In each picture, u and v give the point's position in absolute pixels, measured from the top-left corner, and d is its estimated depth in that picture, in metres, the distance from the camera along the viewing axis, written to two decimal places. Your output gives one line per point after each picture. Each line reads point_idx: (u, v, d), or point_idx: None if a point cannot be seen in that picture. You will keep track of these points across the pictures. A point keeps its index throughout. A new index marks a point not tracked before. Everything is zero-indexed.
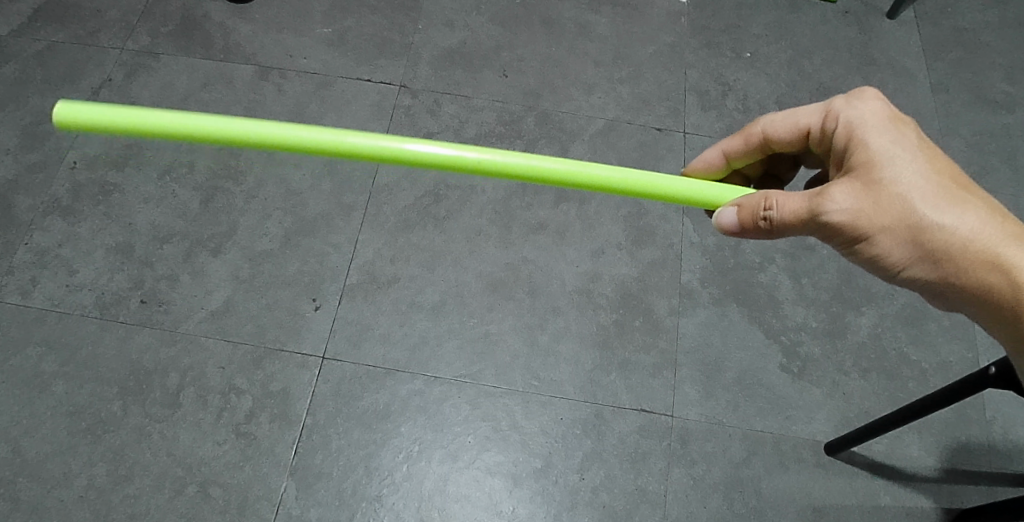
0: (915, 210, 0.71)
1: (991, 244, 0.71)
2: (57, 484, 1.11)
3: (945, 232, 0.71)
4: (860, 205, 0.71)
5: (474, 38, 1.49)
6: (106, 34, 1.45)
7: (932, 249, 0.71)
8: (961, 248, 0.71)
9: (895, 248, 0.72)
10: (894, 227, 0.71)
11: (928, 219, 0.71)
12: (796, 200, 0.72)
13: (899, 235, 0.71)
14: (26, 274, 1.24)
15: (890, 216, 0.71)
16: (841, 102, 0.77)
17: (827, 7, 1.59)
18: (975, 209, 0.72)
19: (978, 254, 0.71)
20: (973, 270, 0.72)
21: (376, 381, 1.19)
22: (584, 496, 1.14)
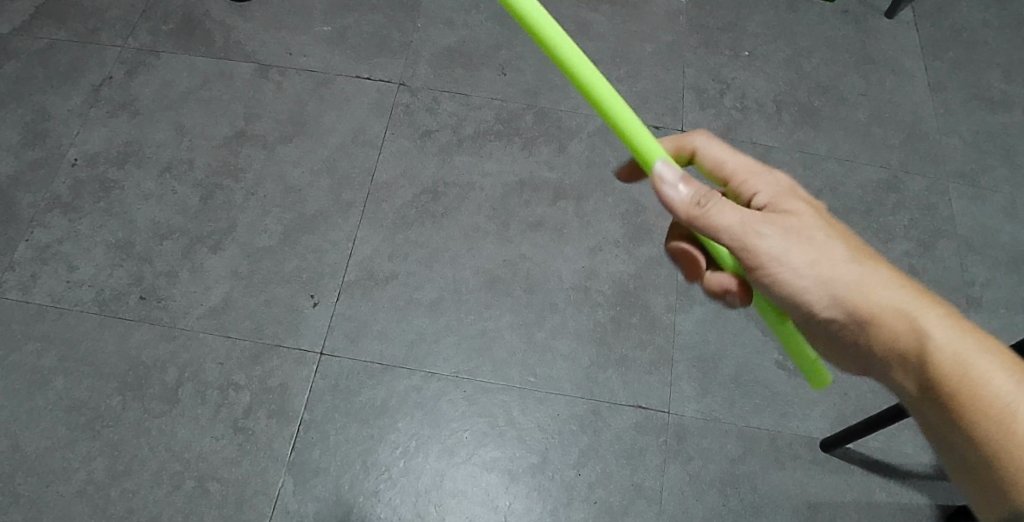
0: (831, 255, 0.73)
1: (903, 301, 0.72)
2: (56, 479, 1.12)
3: (861, 279, 0.72)
4: (781, 240, 0.73)
5: (472, 37, 1.49)
6: (107, 32, 1.46)
7: (847, 293, 0.72)
8: (875, 298, 0.72)
9: (811, 286, 0.72)
10: (811, 265, 0.72)
11: (844, 265, 0.72)
12: (728, 214, 0.73)
13: (815, 275, 0.72)
14: (26, 270, 1.25)
15: (807, 256, 0.72)
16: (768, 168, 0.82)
17: (825, 6, 1.60)
18: (888, 270, 0.74)
19: (890, 307, 0.71)
20: (887, 321, 0.71)
21: (374, 377, 1.19)
22: (580, 492, 1.14)
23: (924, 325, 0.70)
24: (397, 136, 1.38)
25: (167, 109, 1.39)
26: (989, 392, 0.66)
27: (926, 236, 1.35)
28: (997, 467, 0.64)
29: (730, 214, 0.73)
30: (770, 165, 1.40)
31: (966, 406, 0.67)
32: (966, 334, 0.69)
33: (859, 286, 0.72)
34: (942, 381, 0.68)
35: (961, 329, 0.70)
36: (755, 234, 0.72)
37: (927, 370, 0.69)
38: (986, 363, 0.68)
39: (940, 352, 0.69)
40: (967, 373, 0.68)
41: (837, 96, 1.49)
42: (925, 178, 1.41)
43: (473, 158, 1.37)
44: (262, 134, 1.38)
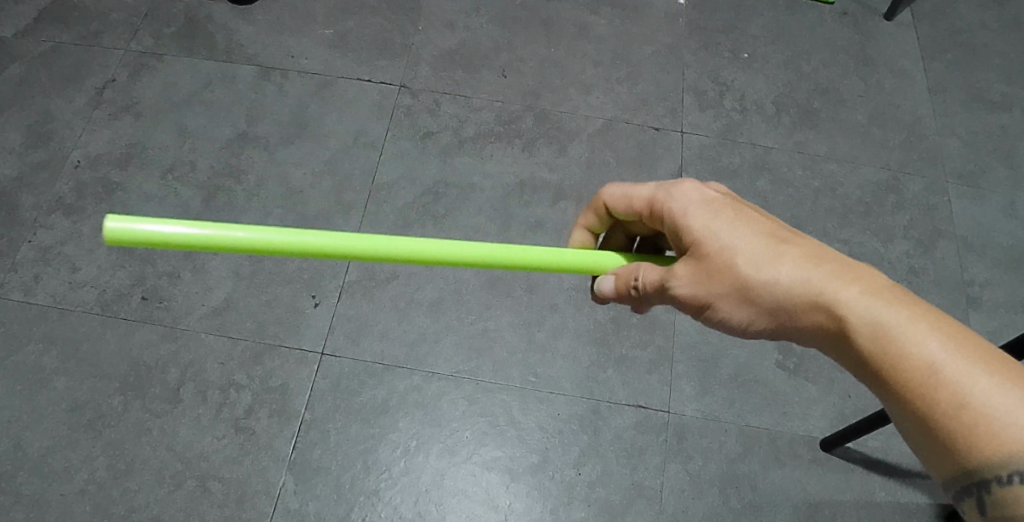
0: (739, 273, 0.72)
1: (816, 291, 0.70)
2: (57, 479, 1.12)
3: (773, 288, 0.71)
4: (693, 273, 0.74)
5: (473, 39, 1.50)
6: (110, 35, 1.47)
7: (766, 309, 0.72)
8: (791, 303, 0.71)
9: (731, 310, 0.73)
10: (727, 289, 0.73)
11: (756, 280, 0.71)
12: (648, 271, 0.77)
13: (730, 297, 0.73)
14: (28, 271, 1.25)
15: (718, 282, 0.73)
16: (662, 192, 0.78)
17: (824, 8, 1.61)
18: (795, 260, 0.71)
19: (805, 307, 0.70)
20: (807, 323, 0.71)
21: (374, 377, 1.20)
22: (580, 491, 1.14)
23: (840, 319, 0.69)
24: (398, 137, 1.39)
25: (169, 111, 1.40)
26: (916, 374, 0.65)
27: (926, 236, 1.36)
28: (932, 446, 0.65)
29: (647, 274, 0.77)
30: (770, 165, 1.41)
31: (897, 391, 0.66)
32: (890, 311, 0.68)
33: (775, 299, 0.71)
34: (874, 371, 0.68)
35: (883, 305, 0.68)
36: (668, 278, 0.75)
37: (853, 363, 0.69)
38: (909, 337, 0.66)
39: (863, 345, 0.68)
40: (891, 354, 0.66)
41: (836, 97, 1.50)
42: (925, 178, 1.42)
43: (474, 160, 1.37)
44: (264, 136, 1.38)
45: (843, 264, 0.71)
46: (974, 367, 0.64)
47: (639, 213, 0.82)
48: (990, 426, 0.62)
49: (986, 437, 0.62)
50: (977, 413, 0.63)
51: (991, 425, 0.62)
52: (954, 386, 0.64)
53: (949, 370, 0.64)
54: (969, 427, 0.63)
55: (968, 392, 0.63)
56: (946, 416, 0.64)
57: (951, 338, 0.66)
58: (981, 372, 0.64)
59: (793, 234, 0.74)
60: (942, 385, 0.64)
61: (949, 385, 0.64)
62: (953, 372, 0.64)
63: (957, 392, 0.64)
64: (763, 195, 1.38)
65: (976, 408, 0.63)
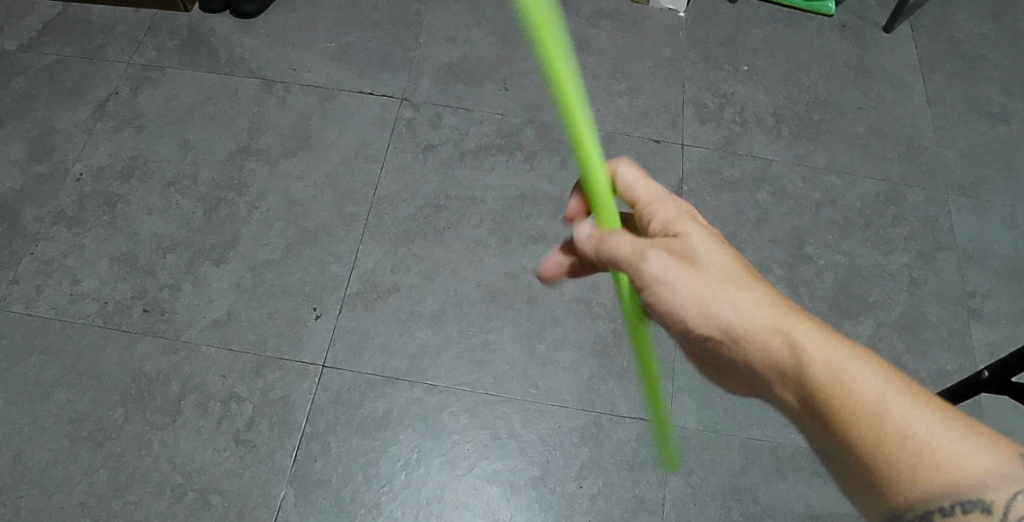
0: (708, 273, 0.70)
1: (779, 314, 0.68)
2: (57, 491, 1.12)
3: (739, 301, 0.68)
4: (664, 259, 0.70)
5: (474, 52, 1.51)
6: (113, 48, 1.48)
7: (728, 312, 0.68)
8: (751, 314, 0.68)
9: (690, 304, 0.69)
10: (695, 285, 0.70)
11: (723, 283, 0.69)
12: (625, 241, 0.72)
13: (693, 294, 0.69)
14: (30, 283, 1.26)
15: (686, 275, 0.70)
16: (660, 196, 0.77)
17: (823, 21, 1.62)
18: (764, 288, 0.70)
19: (764, 319, 0.67)
20: (763, 338, 0.67)
21: (375, 390, 1.19)
22: (582, 504, 1.14)
23: (798, 341, 0.65)
24: (399, 149, 1.39)
25: (171, 124, 1.41)
26: (866, 402, 0.60)
27: (926, 248, 1.36)
28: (873, 476, 0.59)
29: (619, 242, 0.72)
30: (770, 177, 1.41)
31: (840, 416, 0.61)
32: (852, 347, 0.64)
33: (737, 309, 0.68)
34: (820, 393, 0.63)
35: (842, 341, 0.65)
36: (638, 256, 0.71)
37: (802, 386, 0.64)
38: (863, 369, 0.62)
39: (815, 365, 0.64)
40: (844, 377, 0.62)
41: (835, 109, 1.51)
42: (925, 190, 1.42)
43: (475, 172, 1.38)
44: (266, 148, 1.39)
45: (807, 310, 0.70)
46: (925, 408, 0.59)
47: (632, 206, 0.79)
48: (935, 463, 0.57)
49: (929, 472, 0.56)
50: (925, 447, 0.57)
51: (930, 464, 0.57)
52: (899, 420, 0.59)
53: (902, 402, 0.59)
54: (913, 459, 0.57)
55: (921, 425, 0.58)
56: (893, 446, 0.58)
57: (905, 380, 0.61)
58: (934, 414, 0.58)
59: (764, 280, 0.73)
60: (889, 417, 0.59)
61: (902, 416, 0.59)
62: (899, 407, 0.59)
63: (901, 425, 0.58)
64: (764, 207, 1.38)
65: (918, 442, 0.57)
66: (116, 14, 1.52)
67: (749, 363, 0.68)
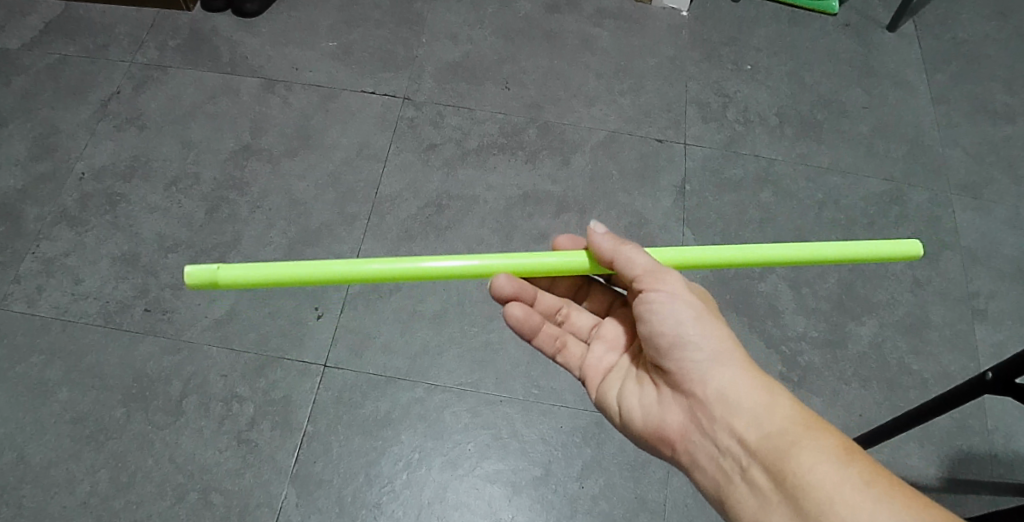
0: (716, 320, 0.87)
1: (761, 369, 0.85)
2: (60, 491, 1.12)
3: (728, 341, 0.85)
4: (679, 285, 0.87)
5: (476, 51, 1.51)
6: (115, 48, 1.48)
7: (722, 348, 0.85)
8: (746, 361, 0.84)
9: (692, 326, 0.85)
10: (701, 318, 0.86)
11: (727, 332, 0.86)
12: (640, 255, 0.88)
13: (698, 324, 0.85)
14: (32, 282, 1.26)
15: (696, 309, 0.87)
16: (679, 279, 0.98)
17: (826, 20, 1.61)
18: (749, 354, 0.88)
19: (753, 367, 0.84)
20: (748, 374, 0.83)
21: (377, 389, 1.19)
22: (583, 504, 1.14)
23: (775, 389, 0.82)
24: (402, 149, 1.39)
25: (174, 123, 1.41)
26: (829, 445, 0.77)
27: (930, 248, 1.35)
28: (831, 504, 0.73)
29: (605, 239, 0.90)
30: (773, 177, 1.41)
31: (808, 453, 0.77)
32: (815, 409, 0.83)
33: (735, 353, 0.85)
34: (790, 434, 0.78)
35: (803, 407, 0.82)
36: (664, 275, 0.88)
37: (773, 419, 0.80)
38: (824, 426, 0.79)
39: (790, 412, 0.80)
40: (810, 425, 0.79)
41: (838, 109, 1.50)
42: (928, 190, 1.41)
43: (477, 172, 1.37)
44: (267, 147, 1.39)
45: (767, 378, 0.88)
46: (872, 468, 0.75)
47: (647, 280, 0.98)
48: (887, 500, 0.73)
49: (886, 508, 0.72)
50: (878, 487, 0.73)
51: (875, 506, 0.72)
52: (855, 469, 0.75)
53: (860, 457, 0.76)
54: (869, 496, 0.73)
55: (874, 470, 0.75)
56: (852, 484, 0.74)
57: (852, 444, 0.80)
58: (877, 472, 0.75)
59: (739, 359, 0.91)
60: (847, 464, 0.75)
61: (860, 465, 0.75)
62: (854, 460, 0.76)
63: (857, 474, 0.74)
64: (767, 207, 1.37)
65: (868, 491, 0.73)
66: (118, 13, 1.52)
67: (729, 392, 0.82)
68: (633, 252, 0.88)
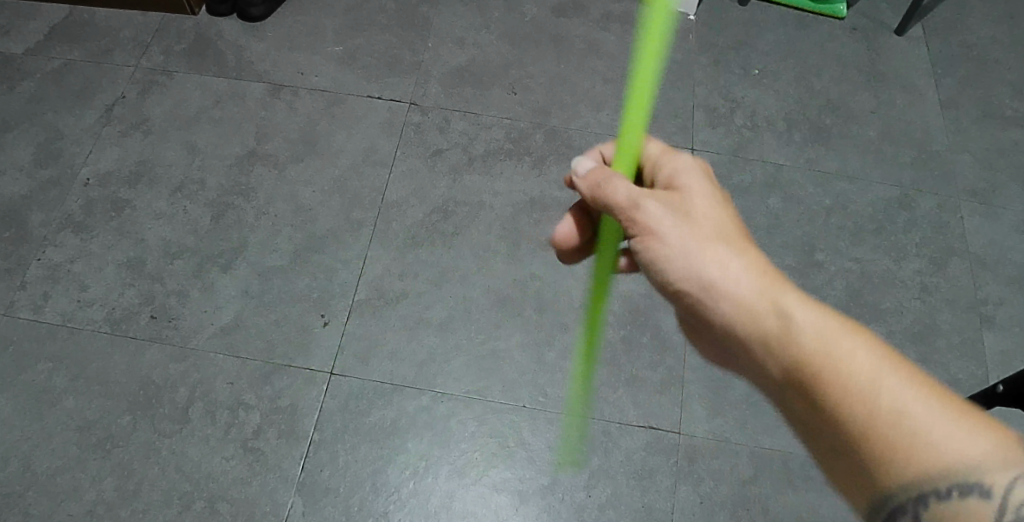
0: (709, 236, 0.71)
1: (771, 279, 0.70)
2: (66, 498, 1.11)
3: (724, 259, 0.70)
4: (654, 207, 0.72)
5: (482, 55, 1.50)
6: (120, 52, 1.48)
7: (716, 271, 0.70)
8: (744, 279, 0.69)
9: (678, 254, 0.71)
10: (685, 238, 0.71)
11: (718, 246, 0.70)
12: (621, 188, 0.73)
13: (684, 250, 0.71)
14: (37, 290, 1.25)
15: (679, 227, 0.71)
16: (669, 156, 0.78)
17: (835, 24, 1.60)
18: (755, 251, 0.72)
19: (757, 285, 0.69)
20: (750, 301, 0.69)
21: (383, 398, 1.19)
22: (591, 513, 1.13)
23: (787, 310, 0.67)
24: (408, 155, 1.38)
25: (179, 128, 1.40)
26: (855, 378, 0.63)
27: (938, 255, 1.35)
28: (868, 450, 0.60)
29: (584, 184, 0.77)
30: (781, 183, 1.40)
31: (830, 391, 0.63)
32: (844, 318, 0.67)
33: (733, 269, 0.70)
34: (809, 363, 0.65)
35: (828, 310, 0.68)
36: (639, 200, 0.72)
37: (786, 352, 0.67)
38: (854, 342, 0.64)
39: (807, 335, 0.66)
40: (838, 349, 0.64)
41: (847, 113, 1.49)
42: (937, 195, 1.41)
43: (484, 178, 1.37)
44: (273, 153, 1.38)
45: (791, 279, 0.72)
46: (918, 387, 0.61)
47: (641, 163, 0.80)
48: (933, 436, 0.59)
49: (930, 448, 0.58)
50: (923, 416, 0.59)
51: (918, 439, 0.59)
52: (893, 396, 0.61)
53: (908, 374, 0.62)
54: (912, 433, 0.59)
55: (917, 392, 0.61)
56: (891, 418, 0.60)
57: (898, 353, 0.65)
58: (924, 390, 0.61)
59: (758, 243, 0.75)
60: (880, 393, 0.61)
61: (901, 389, 0.61)
62: (889, 382, 0.61)
63: (892, 403, 0.61)
64: (775, 213, 1.36)
65: (909, 423, 0.59)
66: (123, 18, 1.52)
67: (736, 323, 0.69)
68: (612, 184, 0.74)
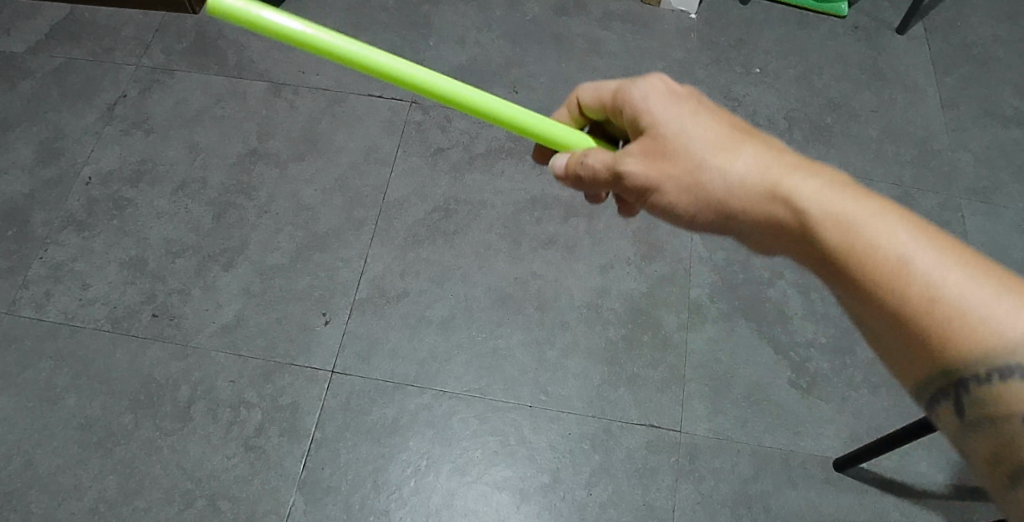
0: (699, 166, 0.70)
1: (775, 182, 0.68)
2: (68, 496, 1.12)
3: (727, 176, 0.69)
4: (639, 164, 0.72)
5: (483, 54, 1.50)
6: (121, 51, 1.48)
7: (724, 200, 0.69)
8: (746, 196, 0.69)
9: (683, 197, 0.71)
10: (682, 177, 0.71)
11: (710, 172, 0.69)
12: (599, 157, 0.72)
13: (687, 191, 0.71)
14: (39, 288, 1.26)
15: (671, 171, 0.71)
16: (627, 89, 0.74)
17: (837, 23, 1.60)
18: (750, 155, 0.69)
19: (762, 198, 0.68)
20: (762, 215, 0.68)
21: (385, 396, 1.19)
22: (592, 511, 1.13)
23: (800, 214, 0.66)
24: (409, 154, 1.38)
25: (181, 126, 1.40)
26: (884, 270, 0.62)
27: None
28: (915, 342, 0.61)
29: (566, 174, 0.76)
30: None
31: (862, 292, 0.63)
32: (861, 206, 0.65)
33: (737, 189, 0.69)
34: (835, 264, 0.65)
35: (839, 198, 0.66)
36: (619, 161, 0.72)
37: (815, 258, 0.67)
38: (870, 231, 0.63)
39: (824, 237, 0.65)
40: (855, 247, 0.63)
41: (847, 112, 1.49)
42: (938, 194, 1.41)
43: (485, 176, 1.37)
44: (275, 151, 1.38)
45: (805, 163, 0.70)
46: (947, 262, 0.60)
47: (603, 103, 0.77)
48: (966, 322, 0.59)
49: (964, 332, 0.59)
50: (957, 289, 0.59)
51: (960, 315, 0.59)
52: (921, 280, 0.60)
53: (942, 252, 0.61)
54: (954, 311, 0.59)
55: (946, 266, 0.60)
56: (930, 301, 0.60)
57: (923, 231, 0.63)
58: (953, 263, 0.60)
59: (754, 132, 0.72)
60: (911, 279, 0.61)
61: (926, 273, 0.60)
62: (917, 266, 0.61)
63: (922, 285, 0.60)
64: None
65: (947, 302, 0.59)
66: (123, 16, 1.52)
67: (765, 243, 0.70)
68: (587, 162, 0.73)
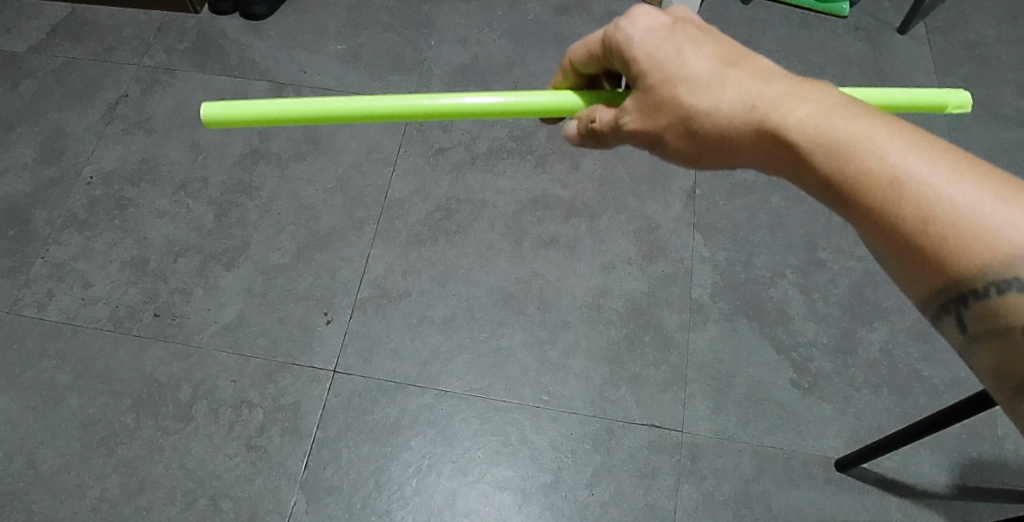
0: (690, 108, 0.67)
1: (767, 112, 0.64)
2: (70, 496, 1.12)
3: (715, 113, 0.66)
4: (636, 119, 0.70)
5: (485, 54, 1.50)
6: (122, 50, 1.48)
7: (721, 140, 0.67)
8: (741, 131, 0.65)
9: (683, 143, 0.69)
10: (676, 122, 0.68)
11: (702, 112, 0.66)
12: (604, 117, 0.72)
13: (685, 136, 0.69)
14: (41, 288, 1.26)
15: (666, 117, 0.68)
16: (609, 34, 0.70)
17: (838, 23, 1.60)
18: (741, 85, 0.65)
19: (758, 133, 0.65)
20: (756, 146, 0.65)
21: (386, 396, 1.19)
22: (593, 511, 1.13)
23: (795, 144, 0.63)
24: (410, 153, 1.38)
25: (182, 126, 1.40)
26: (885, 198, 0.59)
27: None
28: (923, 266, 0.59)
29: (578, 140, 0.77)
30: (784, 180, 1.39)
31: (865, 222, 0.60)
32: (852, 125, 0.61)
33: (731, 125, 0.66)
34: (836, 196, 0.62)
35: (834, 121, 0.61)
36: (620, 119, 0.71)
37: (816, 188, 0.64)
38: (865, 155, 0.59)
39: (819, 165, 0.62)
40: (852, 176, 0.60)
41: None
42: None
43: (486, 176, 1.37)
44: (276, 151, 1.38)
45: (797, 81, 0.65)
46: (948, 180, 0.57)
47: (588, 53, 0.73)
48: (964, 239, 0.56)
49: (970, 249, 0.56)
50: (962, 210, 0.56)
51: (963, 236, 0.56)
52: (920, 202, 0.57)
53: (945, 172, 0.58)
54: (959, 231, 0.56)
55: (947, 184, 0.57)
56: (935, 225, 0.57)
57: (920, 147, 0.59)
58: (955, 181, 0.57)
59: (746, 56, 0.67)
60: (911, 201, 0.57)
61: (928, 196, 0.57)
62: (914, 188, 0.57)
63: (921, 208, 0.57)
64: (778, 211, 1.36)
65: (949, 222, 0.56)
66: (125, 16, 1.52)
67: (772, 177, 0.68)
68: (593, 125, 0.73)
